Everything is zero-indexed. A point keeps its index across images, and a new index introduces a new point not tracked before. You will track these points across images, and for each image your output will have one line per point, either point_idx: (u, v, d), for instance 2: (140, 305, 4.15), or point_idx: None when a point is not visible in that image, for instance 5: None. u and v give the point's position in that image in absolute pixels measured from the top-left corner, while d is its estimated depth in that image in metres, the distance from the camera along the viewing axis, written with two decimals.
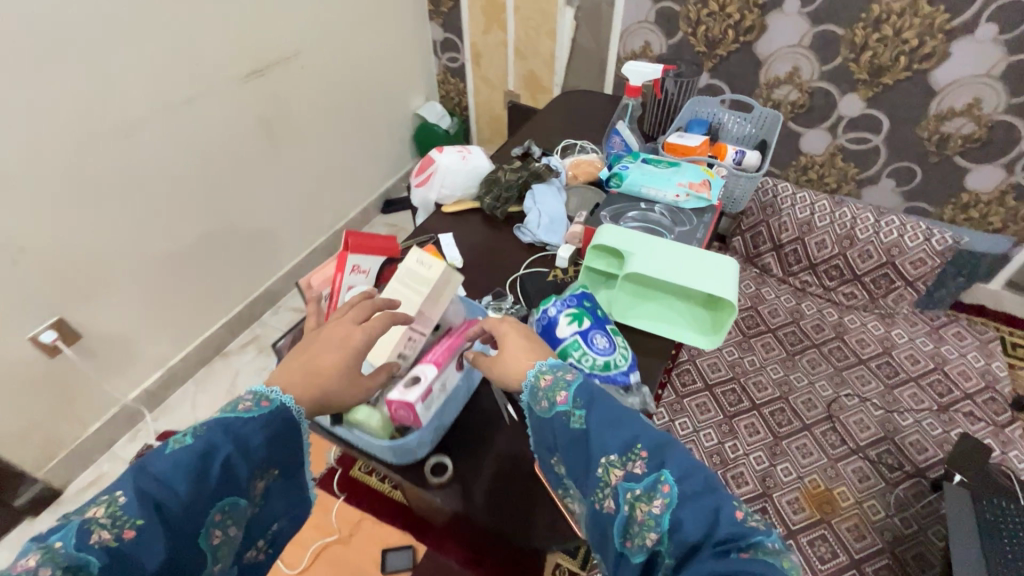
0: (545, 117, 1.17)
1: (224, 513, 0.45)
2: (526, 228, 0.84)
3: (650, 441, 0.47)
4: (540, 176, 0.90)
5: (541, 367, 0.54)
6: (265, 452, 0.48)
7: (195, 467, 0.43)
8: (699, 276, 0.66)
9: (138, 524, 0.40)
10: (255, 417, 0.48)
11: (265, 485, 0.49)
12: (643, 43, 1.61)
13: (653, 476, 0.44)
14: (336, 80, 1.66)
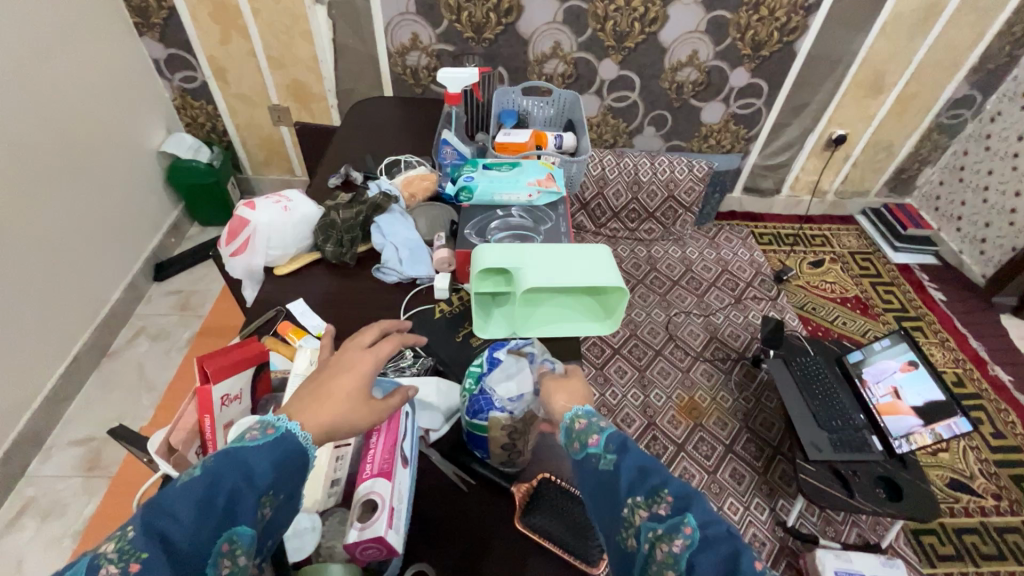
0: (343, 134, 1.04)
1: (231, 544, 0.37)
2: (387, 268, 0.76)
3: (679, 488, 0.42)
4: (380, 205, 0.81)
5: (576, 411, 0.50)
6: (274, 477, 0.40)
7: (200, 493, 0.37)
8: (585, 272, 0.66)
9: (143, 558, 0.33)
10: (260, 446, 0.41)
11: (275, 512, 0.41)
12: (410, 35, 1.55)
13: (676, 517, 0.40)
14: (35, 134, 1.24)
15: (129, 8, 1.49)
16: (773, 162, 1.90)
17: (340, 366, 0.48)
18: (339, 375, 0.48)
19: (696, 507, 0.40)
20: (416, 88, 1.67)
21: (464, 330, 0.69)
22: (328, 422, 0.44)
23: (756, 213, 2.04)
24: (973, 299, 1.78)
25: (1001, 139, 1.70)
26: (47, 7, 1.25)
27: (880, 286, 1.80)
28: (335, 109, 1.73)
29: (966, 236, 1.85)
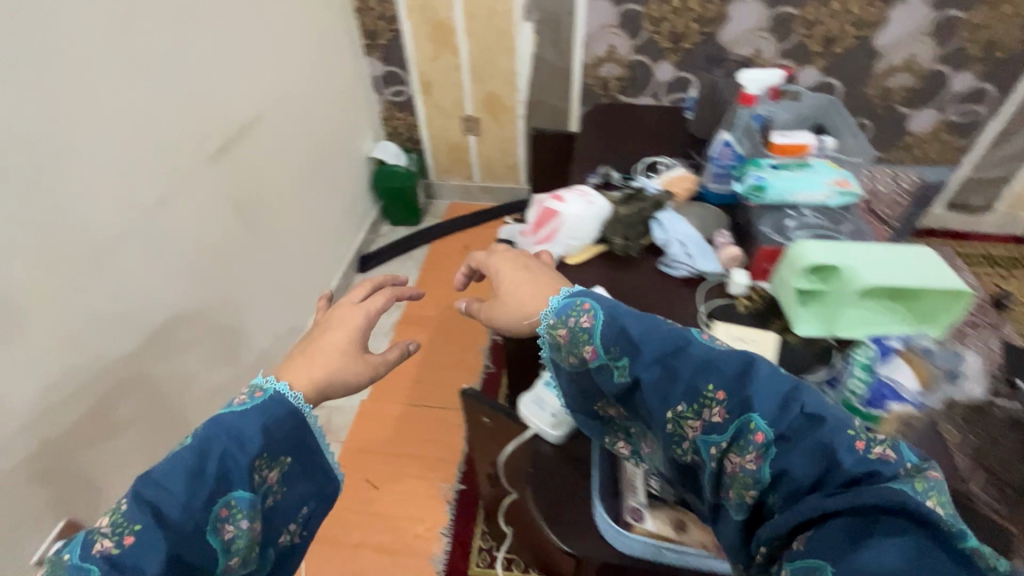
0: (589, 139, 1.11)
1: (229, 507, 0.50)
2: (676, 262, 0.78)
3: (722, 385, 0.52)
4: (661, 201, 0.84)
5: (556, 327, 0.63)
6: (263, 440, 0.54)
7: (188, 468, 0.50)
8: (925, 276, 0.64)
9: (136, 529, 0.47)
10: (249, 410, 0.55)
11: (278, 476, 0.56)
12: (606, 46, 1.60)
13: (739, 423, 0.50)
14: (296, 141, 1.45)
15: (361, 32, 1.70)
16: (988, 175, 1.71)
17: (321, 339, 0.70)
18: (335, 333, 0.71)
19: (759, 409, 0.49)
20: (603, 97, 1.72)
21: (776, 324, 0.69)
22: (326, 370, 0.67)
23: (960, 232, 1.84)
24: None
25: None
26: (312, 31, 1.47)
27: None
28: (521, 119, 1.83)
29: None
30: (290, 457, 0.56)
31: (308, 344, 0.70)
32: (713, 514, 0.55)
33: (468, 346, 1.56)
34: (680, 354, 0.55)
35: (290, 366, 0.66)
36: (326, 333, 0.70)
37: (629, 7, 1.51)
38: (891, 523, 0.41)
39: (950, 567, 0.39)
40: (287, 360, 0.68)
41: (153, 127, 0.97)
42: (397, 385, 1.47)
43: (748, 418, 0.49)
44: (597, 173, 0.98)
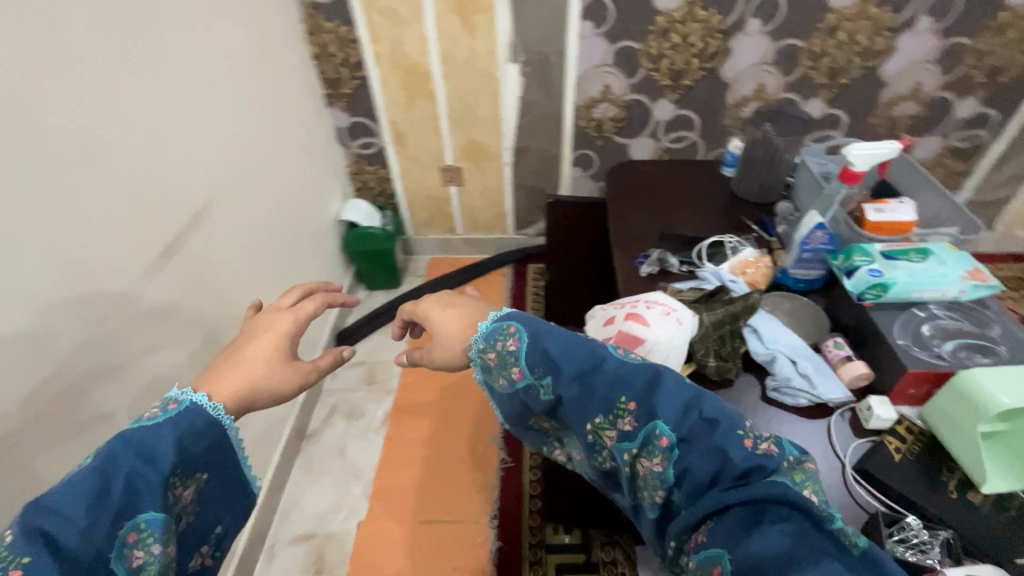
0: (624, 210, 0.94)
1: (141, 532, 0.43)
2: (790, 389, 0.62)
3: (635, 396, 0.50)
4: (752, 300, 0.67)
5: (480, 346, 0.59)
6: (176, 456, 0.46)
7: (91, 488, 0.41)
8: None
9: (25, 561, 0.37)
10: (161, 423, 0.48)
11: (193, 494, 0.49)
12: (600, 86, 1.44)
13: (648, 429, 0.49)
14: (259, 219, 1.20)
15: (321, 81, 1.48)
16: (992, 196, 1.65)
17: (242, 346, 0.61)
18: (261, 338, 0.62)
19: (663, 415, 0.49)
20: (596, 139, 1.57)
21: (944, 472, 0.54)
22: (249, 382, 0.57)
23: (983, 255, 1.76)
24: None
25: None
26: (269, 86, 1.24)
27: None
28: (508, 166, 1.65)
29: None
30: (209, 472, 0.51)
31: (229, 351, 0.61)
32: (632, 513, 0.56)
33: (479, 437, 1.36)
34: (595, 363, 0.53)
35: (211, 374, 0.57)
36: (249, 339, 0.61)
37: (625, 45, 1.36)
38: (785, 519, 0.42)
39: (830, 549, 0.40)
40: (207, 368, 0.58)
41: (79, 246, 0.73)
42: (399, 496, 1.25)
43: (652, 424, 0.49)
44: (649, 259, 0.80)
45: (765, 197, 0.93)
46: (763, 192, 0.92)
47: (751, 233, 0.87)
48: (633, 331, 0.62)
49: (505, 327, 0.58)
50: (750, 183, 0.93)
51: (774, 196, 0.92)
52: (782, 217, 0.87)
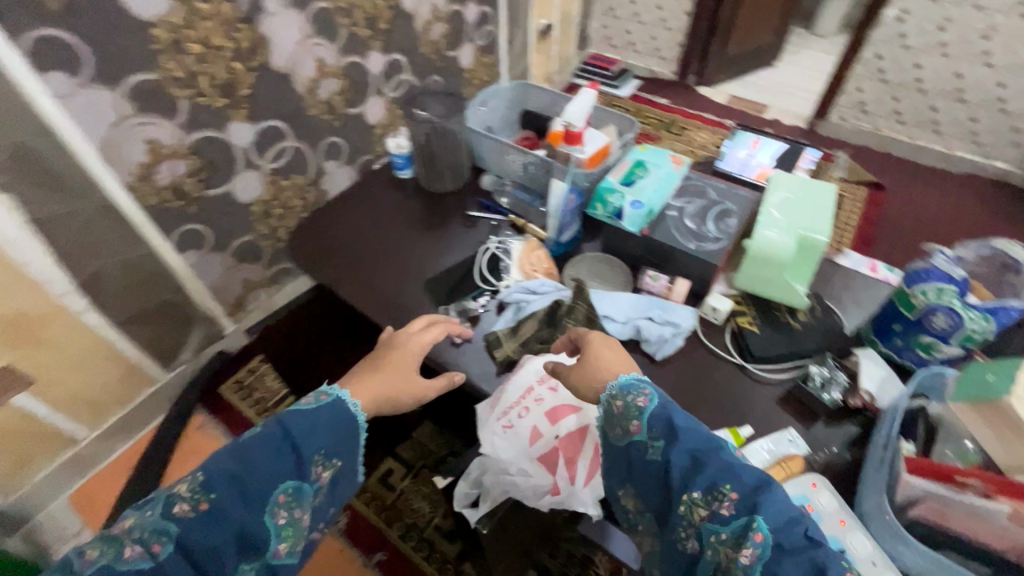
0: (365, 287, 0.73)
1: (290, 496, 0.45)
2: (663, 341, 0.62)
3: (742, 484, 0.37)
4: (583, 297, 0.62)
5: (611, 390, 0.46)
6: (321, 443, 0.47)
7: (263, 449, 0.45)
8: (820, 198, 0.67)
9: (213, 497, 0.42)
10: (317, 408, 0.49)
11: (330, 478, 0.49)
12: (141, 148, 0.76)
13: (744, 519, 0.36)
14: None
15: None
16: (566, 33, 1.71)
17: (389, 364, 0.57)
18: (392, 356, 0.58)
19: (767, 508, 0.36)
20: (185, 209, 0.87)
21: (783, 314, 0.65)
22: (371, 402, 0.54)
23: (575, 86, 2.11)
24: (675, 79, 2.15)
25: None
26: None
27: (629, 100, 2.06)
28: (88, 313, 0.87)
29: (645, 53, 2.16)
30: (343, 462, 0.49)
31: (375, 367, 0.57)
32: None
33: None
34: (720, 445, 0.40)
35: (357, 375, 0.56)
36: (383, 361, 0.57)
37: (132, 80, 0.70)
38: None
39: None
40: (350, 374, 0.57)
41: None
42: None
43: (751, 516, 0.36)
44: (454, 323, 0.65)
45: (463, 177, 0.85)
46: (460, 175, 0.84)
47: (489, 224, 0.79)
48: (561, 418, 0.55)
49: (644, 388, 0.45)
50: (443, 174, 0.83)
51: (469, 172, 0.85)
52: (497, 190, 0.82)
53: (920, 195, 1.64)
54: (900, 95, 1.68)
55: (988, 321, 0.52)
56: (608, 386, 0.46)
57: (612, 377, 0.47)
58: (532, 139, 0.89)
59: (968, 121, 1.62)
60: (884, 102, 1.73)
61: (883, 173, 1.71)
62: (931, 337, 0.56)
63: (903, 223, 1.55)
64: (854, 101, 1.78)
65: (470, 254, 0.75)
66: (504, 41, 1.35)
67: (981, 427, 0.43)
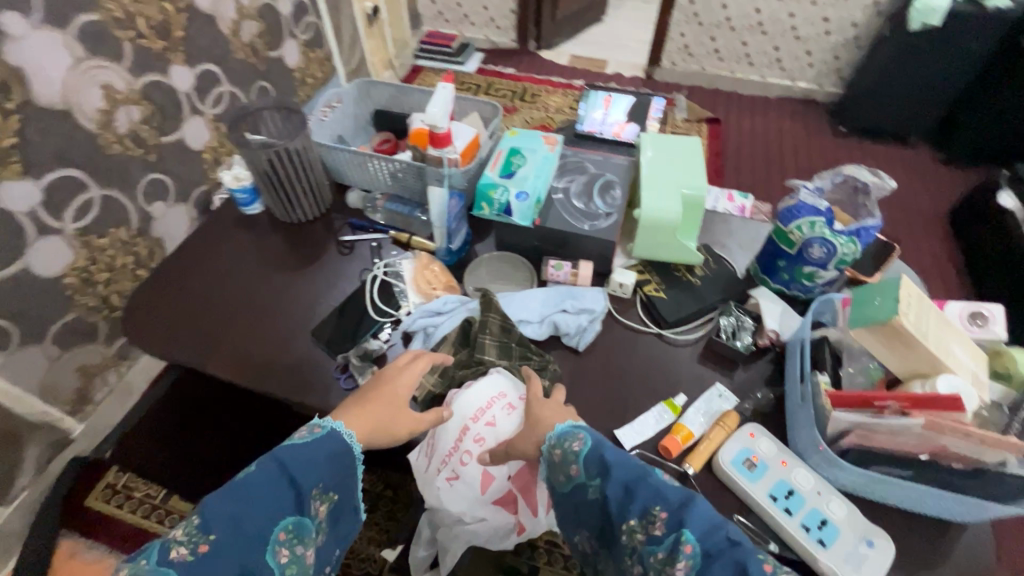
0: (246, 351, 0.61)
1: (291, 533, 0.39)
2: (581, 330, 0.60)
3: (670, 504, 0.37)
4: (495, 306, 0.57)
5: (550, 438, 0.43)
6: (322, 477, 0.41)
7: (259, 487, 0.38)
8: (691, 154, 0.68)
9: (213, 537, 0.36)
10: (313, 440, 0.42)
11: (327, 512, 0.43)
12: None
13: (674, 536, 0.35)
14: None
15: None
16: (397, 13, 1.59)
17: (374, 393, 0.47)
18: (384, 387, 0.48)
19: (694, 520, 0.35)
20: None
21: (683, 273, 0.66)
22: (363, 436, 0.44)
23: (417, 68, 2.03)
24: (517, 47, 2.17)
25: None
26: None
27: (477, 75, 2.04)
28: None
29: (480, 25, 2.14)
30: (344, 495, 0.43)
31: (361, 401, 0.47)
32: None
33: None
34: (645, 469, 0.39)
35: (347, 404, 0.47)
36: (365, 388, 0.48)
37: None
38: None
39: None
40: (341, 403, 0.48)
41: None
42: None
43: (679, 532, 0.35)
44: (360, 370, 0.57)
45: (326, 200, 0.74)
46: (321, 197, 0.73)
47: (370, 245, 0.70)
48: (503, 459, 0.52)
49: (579, 430, 0.43)
50: (301, 201, 0.72)
51: (331, 192, 0.75)
52: (369, 207, 0.74)
53: (750, 121, 1.85)
54: (715, 35, 1.87)
55: (854, 243, 0.57)
56: (548, 433, 0.44)
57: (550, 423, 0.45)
58: (392, 141, 0.80)
59: (772, 50, 1.84)
60: (703, 43, 1.91)
61: (717, 107, 1.89)
62: (811, 267, 0.60)
63: (744, 150, 1.73)
64: (679, 45, 1.95)
65: (358, 286, 0.66)
66: (335, 32, 1.23)
67: (878, 347, 0.47)
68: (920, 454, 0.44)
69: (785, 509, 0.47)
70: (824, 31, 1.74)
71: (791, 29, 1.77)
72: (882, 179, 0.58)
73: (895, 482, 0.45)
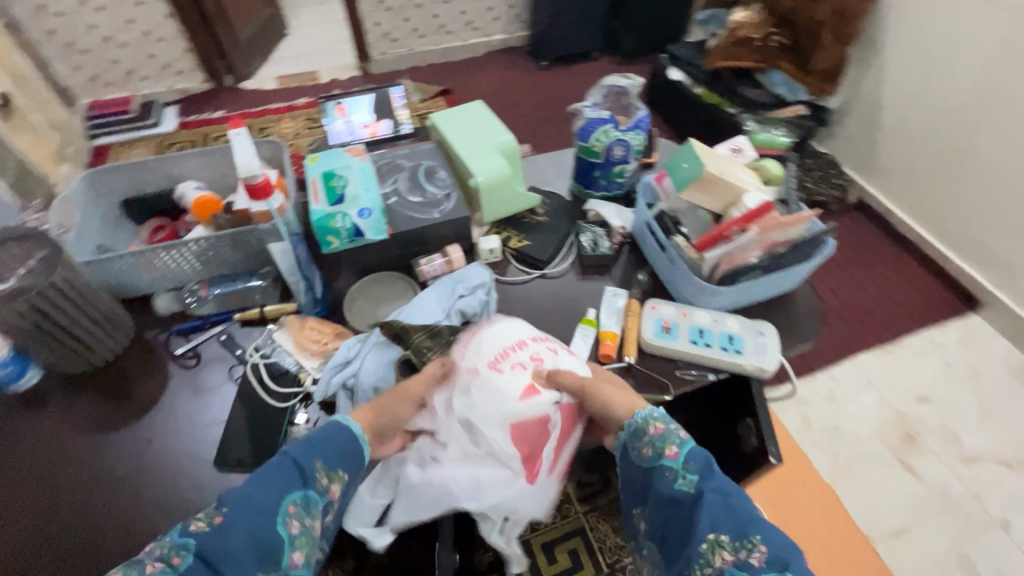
0: (137, 532, 0.48)
1: (299, 505, 0.41)
2: (486, 303, 0.62)
3: (775, 541, 0.36)
4: (408, 326, 0.56)
5: (649, 414, 0.46)
6: (329, 452, 0.44)
7: (273, 467, 0.41)
8: (485, 117, 0.73)
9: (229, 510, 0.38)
10: (317, 431, 0.45)
11: (338, 492, 0.45)
12: None
13: (773, 573, 0.35)
14: None
15: None
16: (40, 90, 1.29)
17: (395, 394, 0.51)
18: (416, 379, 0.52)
19: (796, 562, 0.35)
20: None
21: (529, 216, 0.72)
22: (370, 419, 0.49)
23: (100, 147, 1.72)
24: (211, 87, 1.95)
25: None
26: None
27: (180, 130, 1.79)
28: None
29: (154, 77, 1.88)
30: (352, 474, 0.46)
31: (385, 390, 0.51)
32: None
33: None
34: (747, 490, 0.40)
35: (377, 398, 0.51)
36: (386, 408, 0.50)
37: None
38: None
39: None
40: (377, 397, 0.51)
41: None
42: None
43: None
44: None
45: (128, 323, 0.60)
46: (119, 324, 0.59)
47: (217, 340, 0.60)
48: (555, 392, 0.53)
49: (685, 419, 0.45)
50: (95, 338, 0.56)
51: (127, 313, 0.60)
52: (189, 303, 0.62)
53: (474, 83, 2.03)
54: (407, 15, 1.96)
55: (639, 133, 0.70)
56: (648, 411, 0.46)
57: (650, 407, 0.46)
58: (167, 226, 0.69)
59: (460, 15, 2.02)
60: (400, 26, 1.99)
61: (440, 80, 2.04)
62: (619, 165, 0.71)
63: None
64: (379, 34, 1.99)
65: (238, 384, 0.56)
66: None
67: (700, 198, 0.60)
68: (758, 257, 0.58)
69: (705, 344, 0.58)
70: None
71: None
72: (633, 79, 0.71)
73: (755, 283, 0.59)
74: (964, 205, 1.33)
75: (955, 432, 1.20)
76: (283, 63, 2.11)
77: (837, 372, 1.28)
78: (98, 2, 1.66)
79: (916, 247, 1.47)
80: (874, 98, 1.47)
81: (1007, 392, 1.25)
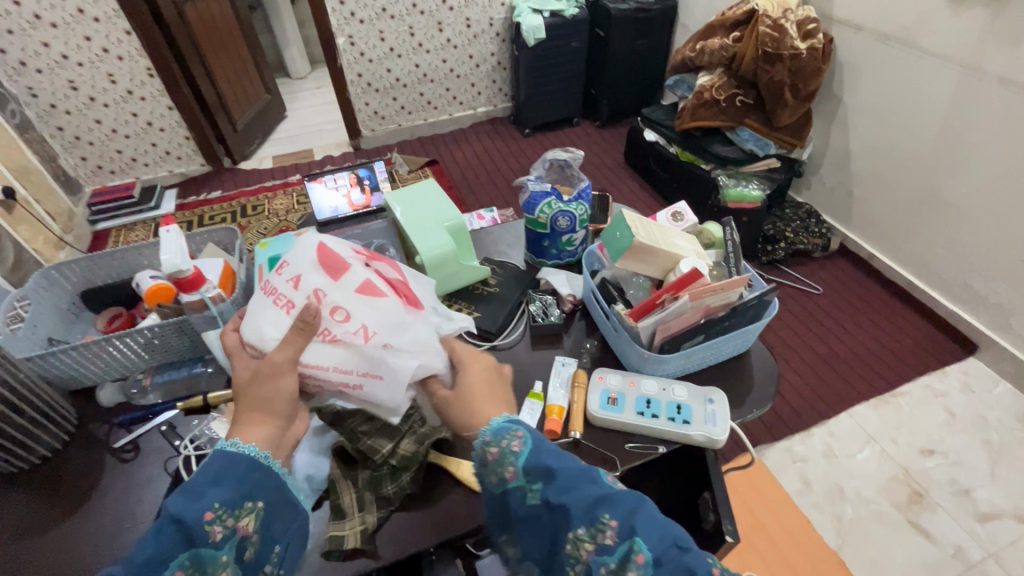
0: None
1: (191, 566, 0.35)
2: None
3: (619, 509, 0.33)
4: (346, 412, 0.55)
5: (487, 433, 0.40)
6: (224, 494, 0.38)
7: (153, 538, 0.34)
8: (434, 195, 0.75)
9: None
10: (203, 473, 0.38)
11: (254, 526, 0.39)
12: None
13: (625, 545, 0.32)
14: None
15: None
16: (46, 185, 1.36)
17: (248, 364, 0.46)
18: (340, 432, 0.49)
19: (643, 525, 0.33)
20: None
21: (481, 288, 0.72)
22: None
23: (99, 232, 1.78)
24: (210, 169, 2.05)
25: (50, 90, 1.69)
26: None
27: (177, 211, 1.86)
28: None
29: (155, 163, 1.97)
30: (266, 501, 0.40)
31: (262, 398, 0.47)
32: None
33: None
34: (595, 471, 0.37)
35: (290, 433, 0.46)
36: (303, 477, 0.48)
37: None
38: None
39: None
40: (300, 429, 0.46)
41: None
42: None
43: (633, 541, 0.32)
44: None
45: (70, 419, 0.59)
46: (61, 419, 0.58)
47: (158, 431, 0.59)
48: (334, 269, 0.50)
49: (516, 427, 0.40)
50: (31, 437, 0.55)
51: (70, 407, 0.60)
52: (134, 393, 0.62)
53: (460, 153, 2.11)
54: (395, 95, 2.07)
55: (583, 203, 0.71)
56: (487, 426, 0.41)
57: (493, 416, 0.42)
58: (124, 313, 0.70)
59: (445, 92, 2.13)
60: (388, 104, 2.10)
61: (428, 151, 2.13)
62: (566, 235, 0.73)
63: (467, 176, 1.98)
64: (369, 113, 2.10)
65: (172, 478, 0.55)
66: None
67: (636, 265, 0.60)
68: (698, 324, 0.57)
69: (652, 415, 0.56)
70: (474, 64, 2.09)
71: (450, 71, 2.08)
72: (573, 153, 0.74)
73: (700, 348, 0.59)
74: (945, 248, 1.33)
75: (966, 485, 1.12)
76: (279, 143, 2.23)
77: (834, 425, 1.23)
78: (104, 99, 1.77)
79: (903, 292, 1.46)
80: (842, 148, 1.50)
81: (1017, 439, 1.18)
